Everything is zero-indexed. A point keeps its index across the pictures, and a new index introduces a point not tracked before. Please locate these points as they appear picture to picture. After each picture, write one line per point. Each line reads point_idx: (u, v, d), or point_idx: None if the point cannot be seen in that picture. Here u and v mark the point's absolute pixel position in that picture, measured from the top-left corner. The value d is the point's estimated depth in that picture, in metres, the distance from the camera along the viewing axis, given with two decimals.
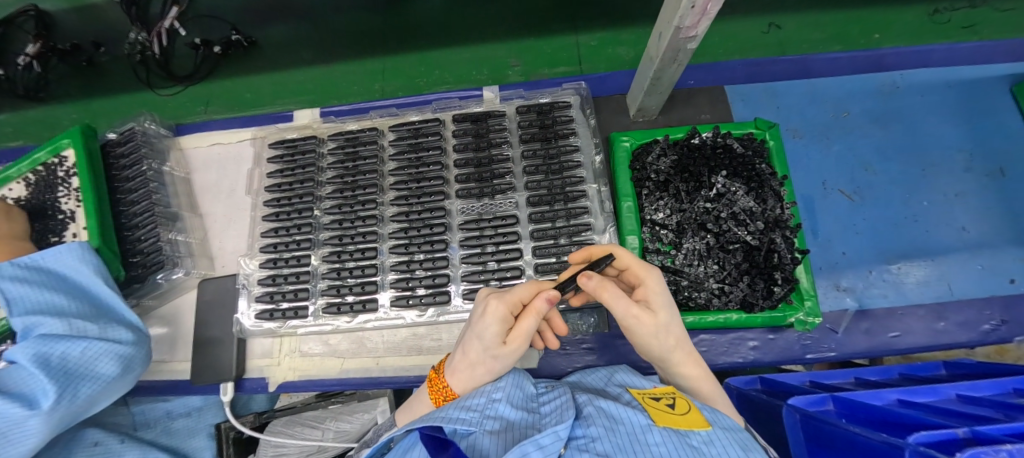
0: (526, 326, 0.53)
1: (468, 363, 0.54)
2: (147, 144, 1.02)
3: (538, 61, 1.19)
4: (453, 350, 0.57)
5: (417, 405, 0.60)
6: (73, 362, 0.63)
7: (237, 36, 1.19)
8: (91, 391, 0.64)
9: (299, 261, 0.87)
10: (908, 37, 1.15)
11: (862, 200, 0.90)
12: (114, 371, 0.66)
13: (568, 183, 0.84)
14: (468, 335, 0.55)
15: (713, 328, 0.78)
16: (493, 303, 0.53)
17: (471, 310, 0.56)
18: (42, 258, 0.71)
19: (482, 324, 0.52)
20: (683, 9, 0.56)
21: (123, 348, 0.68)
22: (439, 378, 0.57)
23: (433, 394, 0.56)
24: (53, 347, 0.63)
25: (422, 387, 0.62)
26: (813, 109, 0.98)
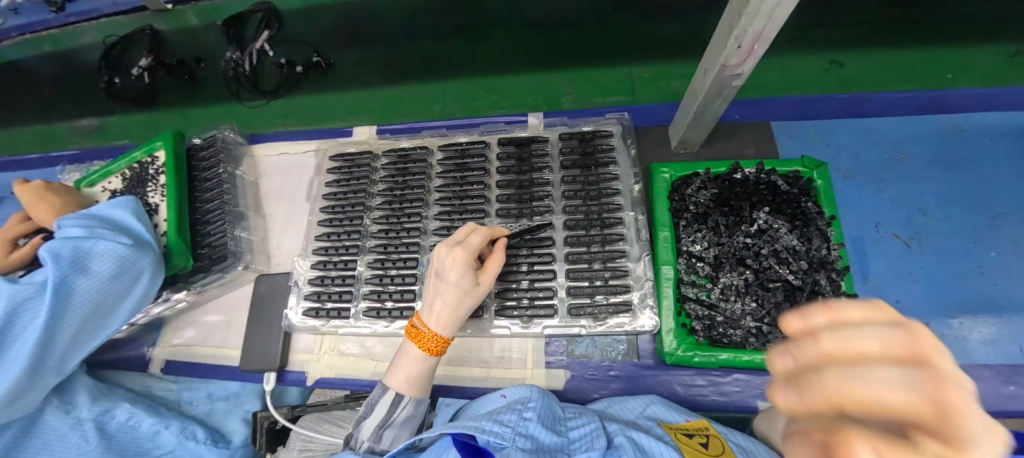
0: (493, 269, 0.72)
1: (448, 308, 0.69)
2: (225, 150, 1.15)
3: (592, 90, 1.25)
4: (431, 298, 0.71)
5: (403, 362, 0.71)
6: (82, 254, 0.79)
7: (317, 59, 1.33)
8: (90, 284, 0.78)
9: (347, 265, 0.93)
10: (982, 78, 1.10)
11: (918, 247, 0.85)
12: (110, 267, 0.80)
13: (605, 210, 0.86)
14: (441, 287, 0.69)
15: (751, 369, 0.75)
16: (465, 256, 0.69)
17: (438, 264, 0.70)
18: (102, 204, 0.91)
19: (457, 274, 0.68)
20: (729, 49, 0.61)
21: (124, 251, 0.82)
22: (423, 331, 0.69)
23: (422, 346, 0.69)
24: (71, 244, 0.79)
25: (402, 347, 0.72)
26: (867, 149, 0.94)
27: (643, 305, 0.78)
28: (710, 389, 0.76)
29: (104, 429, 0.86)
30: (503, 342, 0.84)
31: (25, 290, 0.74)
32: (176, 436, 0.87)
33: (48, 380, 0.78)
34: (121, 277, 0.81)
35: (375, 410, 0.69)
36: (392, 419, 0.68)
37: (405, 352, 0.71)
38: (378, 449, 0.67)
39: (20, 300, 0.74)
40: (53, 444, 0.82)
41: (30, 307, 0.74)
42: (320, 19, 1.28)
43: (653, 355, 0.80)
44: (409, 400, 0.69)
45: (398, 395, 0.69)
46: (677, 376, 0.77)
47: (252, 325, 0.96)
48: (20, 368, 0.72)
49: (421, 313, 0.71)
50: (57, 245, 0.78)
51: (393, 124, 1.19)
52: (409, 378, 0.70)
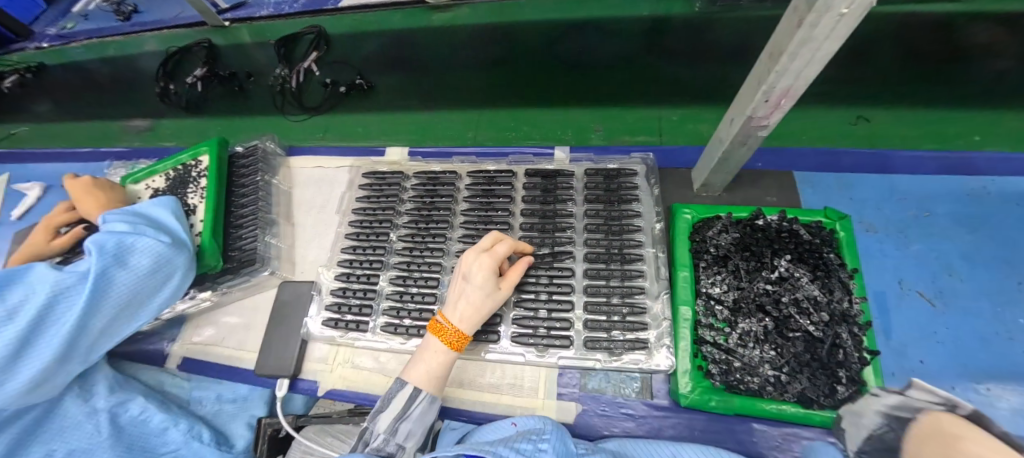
0: (515, 276, 0.77)
1: (470, 307, 0.72)
2: (264, 160, 1.22)
3: (620, 129, 1.29)
4: (453, 300, 0.74)
5: (425, 356, 0.72)
6: (123, 247, 0.82)
7: (360, 81, 1.41)
8: (127, 277, 0.80)
9: (370, 280, 0.96)
10: (1013, 141, 1.09)
11: (943, 307, 0.84)
12: (148, 262, 0.83)
13: (626, 245, 0.88)
14: (467, 288, 0.73)
15: (769, 419, 0.73)
16: (490, 262, 0.73)
17: (464, 267, 0.75)
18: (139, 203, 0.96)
19: (481, 277, 0.73)
20: (757, 102, 0.64)
21: (163, 248, 0.86)
22: (445, 327, 0.71)
23: (443, 340, 0.71)
24: (114, 237, 0.82)
25: (423, 343, 0.74)
26: (891, 205, 0.95)
27: (659, 344, 0.78)
28: (725, 436, 0.74)
29: (116, 421, 0.87)
30: (515, 370, 0.84)
31: (68, 277, 0.76)
32: (183, 435, 0.89)
33: (72, 367, 0.79)
34: (157, 272, 0.85)
35: (392, 402, 0.69)
36: (408, 413, 0.68)
37: (426, 348, 0.73)
38: (392, 444, 0.67)
39: (61, 286, 0.75)
40: (68, 431, 0.84)
41: (68, 293, 0.75)
42: (364, 46, 1.39)
43: (667, 396, 0.79)
44: (426, 396, 0.70)
45: (416, 390, 0.70)
46: (690, 420, 0.76)
47: (271, 330, 0.98)
48: (52, 352, 0.72)
49: (444, 311, 0.74)
50: (102, 237, 0.81)
51: (424, 147, 1.24)
52: (427, 371, 0.71)
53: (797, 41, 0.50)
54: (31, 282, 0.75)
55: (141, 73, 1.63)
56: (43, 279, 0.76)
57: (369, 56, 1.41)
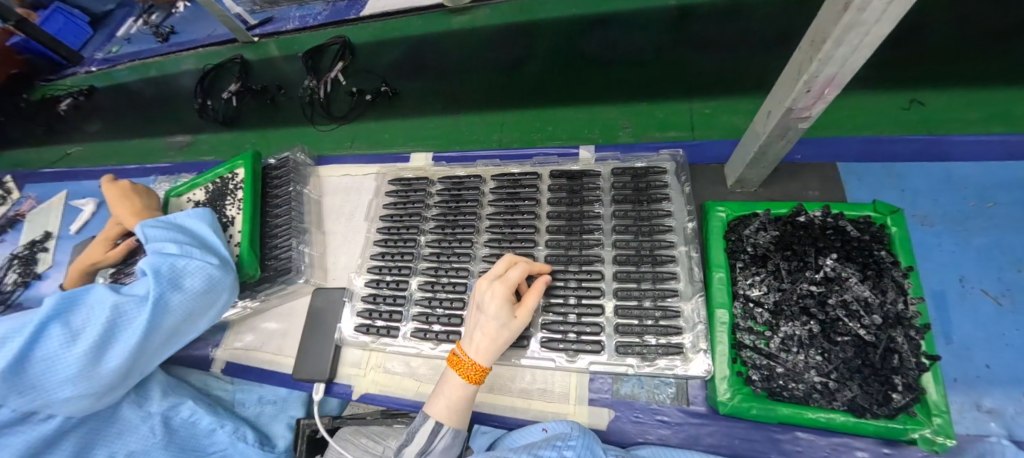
0: (532, 301, 0.74)
1: (485, 338, 0.72)
2: (296, 170, 1.26)
3: (648, 124, 1.28)
4: (470, 331, 0.75)
5: (445, 389, 0.73)
6: (177, 271, 0.85)
7: (385, 88, 1.46)
8: (183, 299, 0.84)
9: (399, 285, 0.98)
10: None
11: (1012, 306, 0.77)
12: (201, 283, 0.87)
13: (657, 246, 0.85)
14: (481, 319, 0.73)
15: (817, 428, 0.69)
16: (502, 290, 0.73)
17: (478, 297, 0.75)
18: (181, 218, 0.99)
19: (494, 306, 0.72)
20: (798, 93, 0.60)
21: (213, 270, 0.89)
22: (463, 360, 0.72)
23: (461, 374, 0.72)
24: (167, 260, 0.86)
25: (442, 377, 0.75)
26: (948, 195, 0.88)
27: (695, 349, 0.75)
28: (768, 445, 0.71)
29: (169, 423, 0.92)
30: (545, 375, 0.84)
31: (128, 301, 0.79)
32: (229, 436, 0.93)
33: (132, 380, 0.84)
34: (209, 293, 0.88)
35: (416, 436, 0.71)
36: (431, 448, 0.70)
37: (445, 382, 0.73)
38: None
39: (122, 309, 0.78)
40: (123, 435, 0.89)
41: (129, 317, 0.79)
42: (387, 53, 1.38)
43: (704, 402, 0.76)
44: (449, 430, 0.71)
45: (437, 424, 0.71)
46: (730, 428, 0.73)
47: (306, 336, 1.01)
48: (115, 373, 0.77)
49: (461, 343, 0.75)
50: (156, 260, 0.85)
51: (449, 152, 1.24)
52: (448, 406, 0.71)
53: (844, 25, 0.46)
54: (93, 305, 0.79)
55: (179, 91, 1.72)
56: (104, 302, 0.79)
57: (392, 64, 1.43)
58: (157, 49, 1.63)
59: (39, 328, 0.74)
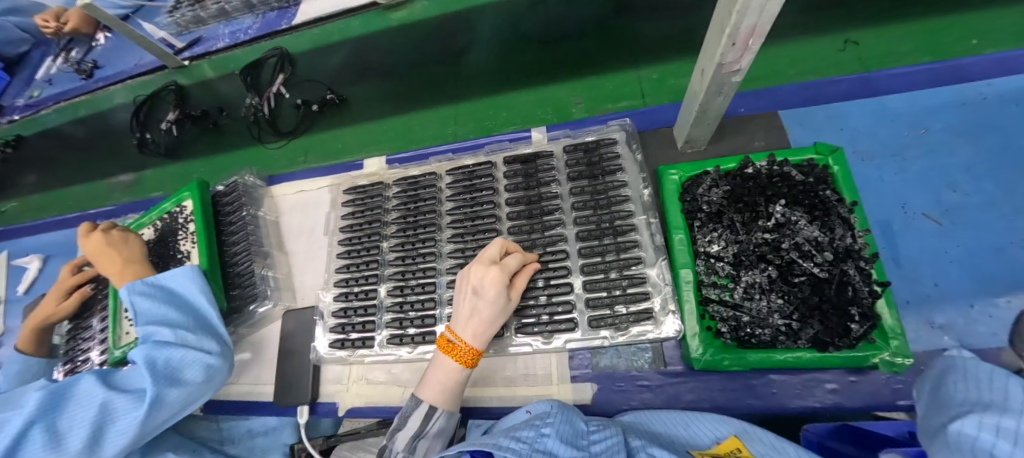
0: (521, 283, 0.77)
1: (483, 323, 0.71)
2: (247, 194, 1.20)
3: (598, 97, 1.28)
4: (464, 315, 0.73)
5: (438, 375, 0.71)
6: (171, 366, 0.76)
7: (331, 96, 1.39)
8: (180, 396, 0.75)
9: (368, 295, 0.96)
10: (1013, 40, 1.02)
11: (951, 225, 0.81)
12: (199, 376, 0.77)
13: (616, 217, 0.86)
14: (479, 304, 0.72)
15: (787, 368, 0.72)
16: (502, 276, 0.72)
17: (477, 284, 0.73)
18: (167, 279, 0.88)
19: (493, 292, 0.71)
20: (725, 47, 0.60)
21: (211, 359, 0.79)
22: (458, 346, 0.71)
23: (457, 360, 0.70)
24: (162, 351, 0.77)
25: (433, 361, 0.73)
26: (884, 128, 0.91)
27: (665, 311, 0.76)
28: (745, 392, 0.73)
29: None
30: (526, 360, 0.84)
31: (118, 400, 0.72)
32: None
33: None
34: (208, 384, 0.79)
35: (408, 421, 0.70)
36: (426, 430, 0.68)
37: (436, 366, 0.72)
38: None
39: (109, 410, 0.72)
40: None
41: (118, 419, 0.72)
42: (330, 59, 1.33)
43: (681, 361, 0.78)
44: (442, 413, 0.69)
45: (431, 408, 0.69)
46: (708, 382, 0.75)
47: (282, 361, 0.99)
48: None
49: (454, 328, 0.73)
50: (149, 353, 0.76)
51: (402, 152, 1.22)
52: (442, 389, 0.70)
53: None
54: (81, 400, 0.72)
55: (113, 128, 1.61)
56: (93, 398, 0.72)
57: (337, 68, 1.36)
58: (82, 87, 1.52)
59: (21, 430, 0.68)
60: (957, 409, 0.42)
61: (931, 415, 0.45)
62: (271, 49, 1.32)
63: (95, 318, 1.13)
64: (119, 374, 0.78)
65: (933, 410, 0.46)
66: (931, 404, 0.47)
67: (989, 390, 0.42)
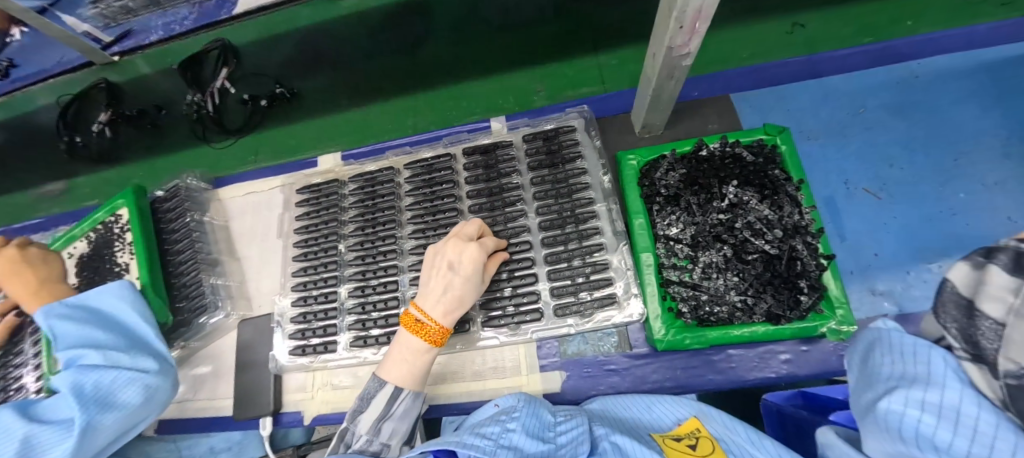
0: (493, 268, 0.77)
1: (456, 301, 0.70)
2: (190, 198, 1.11)
3: (560, 84, 1.26)
4: (436, 290, 0.70)
5: (404, 355, 0.69)
6: (102, 390, 0.70)
7: (281, 90, 1.31)
8: (115, 419, 0.70)
9: (327, 298, 0.92)
10: (945, 19, 1.06)
11: (889, 198, 0.86)
12: (136, 397, 0.72)
13: (578, 205, 0.86)
14: (454, 280, 0.70)
15: (743, 343, 0.75)
16: (480, 253, 0.72)
17: (452, 259, 0.71)
18: (91, 298, 0.80)
19: (470, 268, 0.71)
20: (673, 30, 0.60)
21: (149, 377, 0.74)
22: (426, 325, 0.68)
23: (426, 339, 0.68)
24: (90, 375, 0.70)
25: (397, 339, 0.70)
26: (827, 108, 0.96)
27: (628, 296, 0.78)
28: (707, 369, 0.75)
29: None
30: (494, 354, 0.83)
31: (41, 432, 0.66)
32: None
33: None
34: (147, 404, 0.74)
35: (372, 403, 0.66)
36: (392, 412, 0.66)
37: (402, 345, 0.69)
38: (376, 444, 0.65)
39: (31, 445, 0.65)
40: None
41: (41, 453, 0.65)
42: (278, 49, 1.27)
43: (645, 343, 0.79)
44: (408, 393, 0.67)
45: (397, 388, 0.67)
46: (671, 362, 0.77)
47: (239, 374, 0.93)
48: None
49: (422, 306, 0.70)
50: (74, 378, 0.69)
51: (358, 148, 1.17)
52: (408, 368, 0.68)
53: None
54: None
55: (33, 132, 1.46)
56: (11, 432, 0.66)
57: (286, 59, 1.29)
58: None
59: None
60: (889, 390, 0.35)
61: (866, 398, 0.38)
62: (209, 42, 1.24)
63: (25, 342, 1.03)
64: (39, 406, 0.70)
65: (864, 388, 0.39)
66: (863, 381, 0.40)
67: (915, 362, 0.34)
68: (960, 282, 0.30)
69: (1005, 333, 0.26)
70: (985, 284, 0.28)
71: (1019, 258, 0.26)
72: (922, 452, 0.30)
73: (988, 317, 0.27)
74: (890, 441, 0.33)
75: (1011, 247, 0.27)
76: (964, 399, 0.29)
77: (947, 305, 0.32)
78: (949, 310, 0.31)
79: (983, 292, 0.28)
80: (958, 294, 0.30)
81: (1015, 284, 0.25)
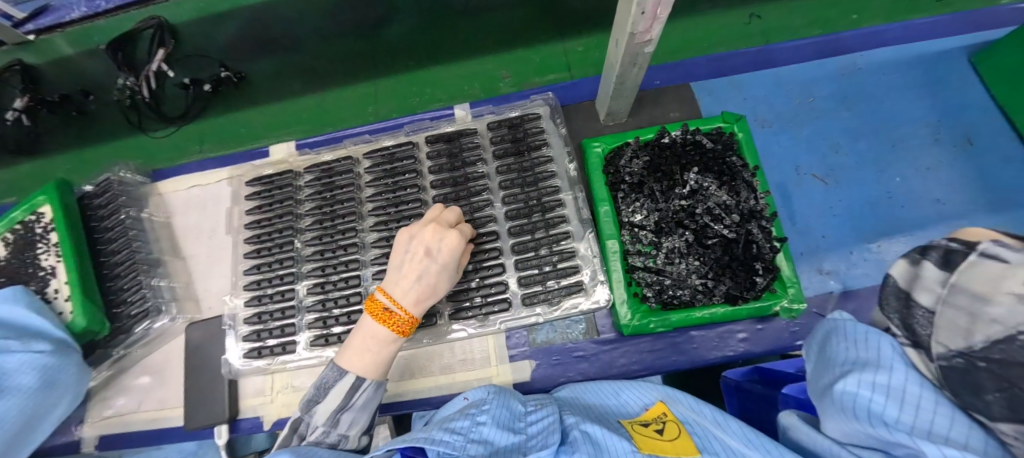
0: (466, 259, 0.76)
1: (429, 290, 0.67)
2: (124, 192, 1.01)
3: (527, 71, 1.24)
4: (409, 277, 0.67)
5: (368, 345, 0.65)
6: None
7: (226, 73, 1.21)
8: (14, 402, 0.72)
9: (284, 296, 0.88)
10: (885, 13, 1.12)
11: (835, 182, 0.91)
12: (32, 379, 0.73)
13: (544, 193, 0.85)
14: (431, 266, 0.67)
15: (704, 324, 0.78)
16: (460, 240, 0.70)
17: (431, 244, 0.69)
18: None
19: (447, 255, 0.69)
20: (634, 16, 0.60)
21: (44, 359, 0.75)
22: (395, 315, 0.65)
23: (391, 328, 0.65)
24: None
25: (359, 326, 0.66)
26: (779, 97, 0.99)
27: (595, 282, 0.78)
28: (671, 351, 0.78)
29: None
30: (463, 346, 0.82)
31: None
32: None
33: None
34: (47, 384, 0.75)
35: (332, 392, 0.64)
36: (352, 403, 0.64)
37: (366, 333, 0.65)
38: (333, 435, 0.63)
39: None
40: None
41: None
42: (224, 28, 1.15)
43: (612, 329, 0.81)
44: (370, 383, 0.65)
45: (358, 378, 0.64)
46: (638, 346, 0.79)
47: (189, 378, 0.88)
48: None
49: (393, 293, 0.66)
50: None
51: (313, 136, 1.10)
52: (369, 359, 0.65)
53: None
54: None
55: None
56: None
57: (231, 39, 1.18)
58: None
59: None
60: (840, 370, 0.37)
61: (821, 381, 0.39)
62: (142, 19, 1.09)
63: None
64: None
65: (821, 371, 0.40)
66: (819, 366, 0.41)
67: (863, 344, 0.36)
68: (897, 275, 0.33)
69: (936, 319, 0.29)
70: (920, 277, 0.31)
71: (945, 256, 0.29)
72: (876, 428, 0.31)
73: (923, 307, 0.30)
74: (846, 418, 0.34)
75: (941, 245, 0.30)
76: (909, 379, 0.32)
77: (887, 298, 0.34)
78: (889, 302, 0.34)
79: (917, 285, 0.31)
80: (896, 288, 0.33)
81: (942, 277, 0.29)
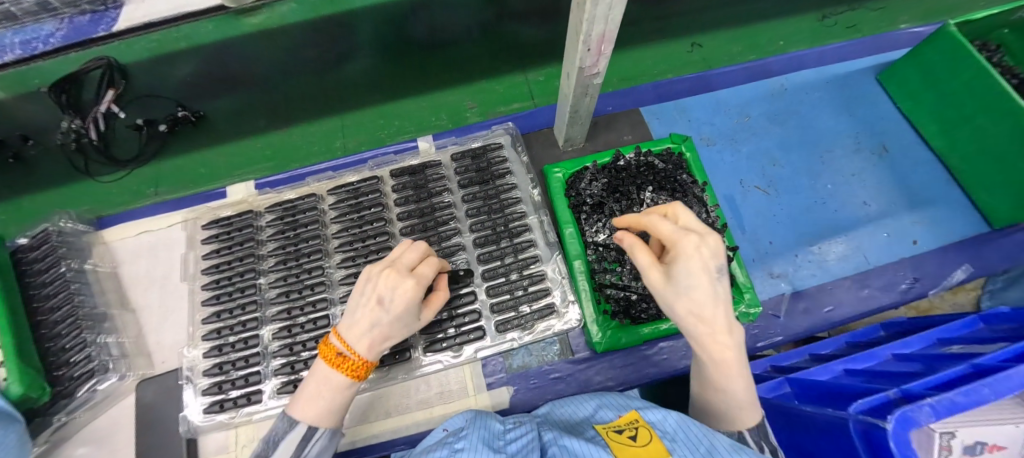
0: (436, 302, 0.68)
1: (383, 339, 0.61)
2: (64, 244, 0.94)
3: (491, 101, 1.31)
4: (361, 326, 0.60)
5: (318, 392, 0.60)
6: None
7: (184, 112, 1.14)
8: None
9: (248, 343, 0.84)
10: (806, 40, 1.26)
11: (775, 192, 1.00)
12: None
13: (510, 219, 0.88)
14: (383, 318, 0.60)
15: (670, 335, 0.81)
16: (416, 288, 0.61)
17: (382, 292, 0.60)
18: None
19: (401, 306, 0.60)
20: (582, 52, 0.65)
21: None
22: (348, 363, 0.60)
23: (343, 375, 0.60)
24: None
25: (312, 373, 0.62)
26: (719, 118, 1.09)
27: (565, 303, 0.81)
28: (643, 363, 0.80)
29: None
30: (439, 378, 0.81)
31: None
32: None
33: None
34: None
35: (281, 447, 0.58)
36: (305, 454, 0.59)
37: (319, 378, 0.61)
38: None
39: None
40: None
41: None
42: (174, 70, 1.03)
43: (586, 347, 0.82)
44: (324, 431, 0.61)
45: (312, 428, 0.60)
46: (613, 361, 0.81)
47: (144, 436, 0.82)
48: None
49: (346, 342, 0.61)
50: None
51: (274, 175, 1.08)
52: (321, 406, 0.60)
53: None
54: None
55: None
56: None
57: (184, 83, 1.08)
58: None
59: None
60: None
61: None
62: (89, 59, 0.93)
63: None
64: None
65: None
66: None
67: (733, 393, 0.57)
68: None
69: None
70: None
71: None
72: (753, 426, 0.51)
73: None
74: None
75: None
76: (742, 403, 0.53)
77: None
78: None
79: None
80: None
81: None
